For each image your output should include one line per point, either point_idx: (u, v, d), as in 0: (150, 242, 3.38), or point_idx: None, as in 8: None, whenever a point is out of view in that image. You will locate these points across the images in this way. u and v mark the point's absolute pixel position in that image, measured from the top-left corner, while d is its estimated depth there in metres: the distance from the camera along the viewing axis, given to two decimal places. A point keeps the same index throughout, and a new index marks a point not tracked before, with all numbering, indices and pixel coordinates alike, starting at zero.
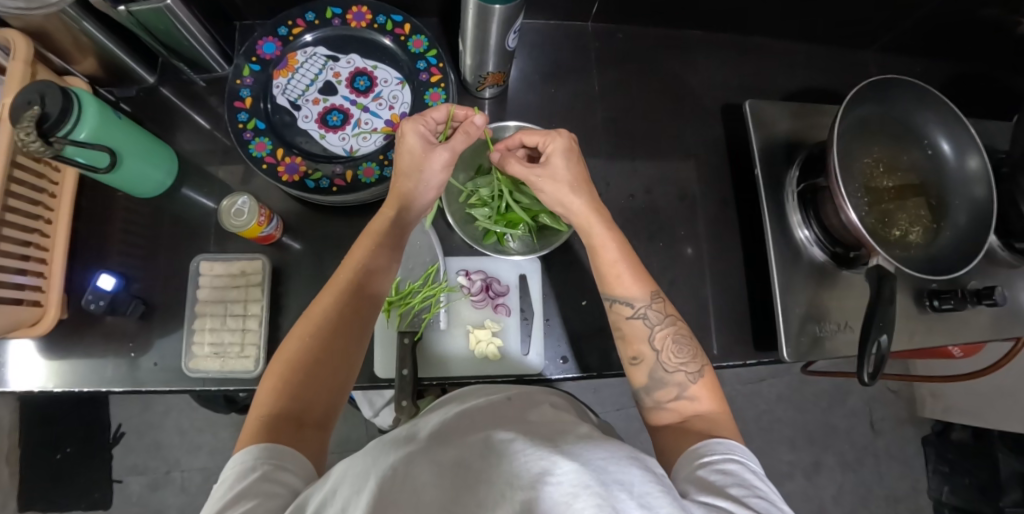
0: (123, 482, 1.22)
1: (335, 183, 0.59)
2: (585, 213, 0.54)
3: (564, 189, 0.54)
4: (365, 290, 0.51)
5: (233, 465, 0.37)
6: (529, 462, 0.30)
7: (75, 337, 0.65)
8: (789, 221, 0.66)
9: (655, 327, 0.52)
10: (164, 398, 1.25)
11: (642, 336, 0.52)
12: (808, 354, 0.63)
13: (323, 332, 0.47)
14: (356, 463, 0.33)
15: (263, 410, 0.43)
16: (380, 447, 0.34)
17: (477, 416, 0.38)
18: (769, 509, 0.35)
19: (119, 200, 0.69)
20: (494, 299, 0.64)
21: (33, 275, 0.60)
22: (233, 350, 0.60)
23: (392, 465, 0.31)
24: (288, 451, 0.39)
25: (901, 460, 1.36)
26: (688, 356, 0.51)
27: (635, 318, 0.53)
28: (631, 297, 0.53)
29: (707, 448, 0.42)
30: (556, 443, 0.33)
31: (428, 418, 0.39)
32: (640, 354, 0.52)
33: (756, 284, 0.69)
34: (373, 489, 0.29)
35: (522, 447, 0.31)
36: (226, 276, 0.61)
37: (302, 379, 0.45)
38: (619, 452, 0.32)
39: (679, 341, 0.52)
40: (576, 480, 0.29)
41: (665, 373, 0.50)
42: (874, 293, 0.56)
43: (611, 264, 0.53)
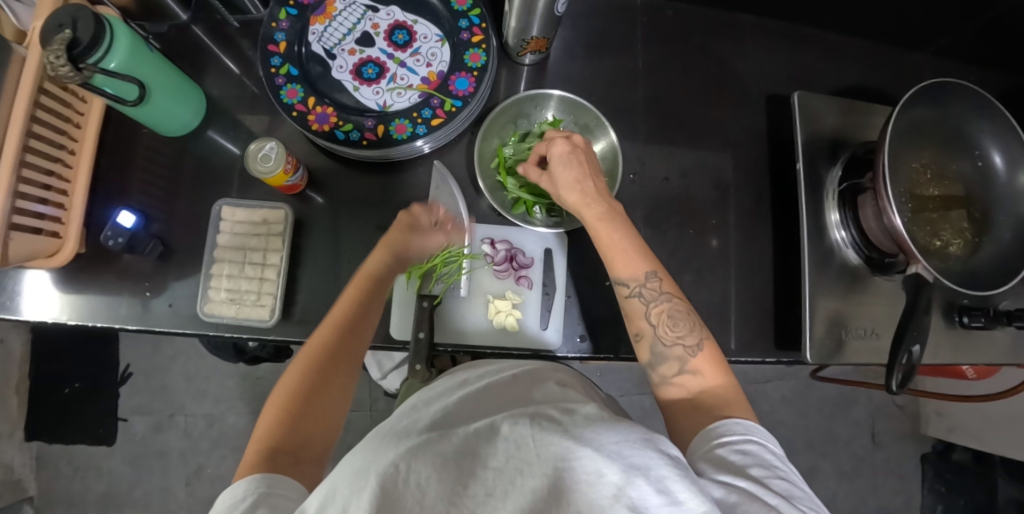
0: (127, 421, 1.24)
1: (365, 137, 0.58)
2: (576, 206, 0.53)
3: (563, 186, 0.53)
4: (359, 325, 0.51)
5: (222, 500, 0.35)
6: (541, 447, 0.29)
7: (90, 272, 0.64)
8: (827, 221, 0.64)
9: (651, 304, 0.50)
10: (172, 342, 1.26)
11: (640, 314, 0.51)
12: (830, 358, 0.62)
13: (320, 367, 0.47)
14: (352, 461, 0.31)
15: (264, 442, 0.41)
16: (380, 442, 0.33)
17: (477, 405, 0.37)
18: (789, 490, 0.35)
19: (142, 138, 0.67)
20: (517, 271, 0.63)
21: (54, 206, 0.60)
22: (249, 297, 0.59)
23: (392, 460, 0.28)
24: (285, 479, 0.37)
25: (898, 475, 1.36)
26: (685, 329, 0.49)
27: (633, 297, 0.51)
28: (628, 277, 0.51)
29: (724, 428, 0.41)
30: (565, 427, 0.32)
31: (426, 409, 0.38)
32: (641, 331, 0.51)
33: (783, 282, 0.68)
34: (374, 486, 0.26)
35: (530, 435, 0.30)
36: (248, 223, 0.60)
37: (301, 412, 0.44)
38: (633, 434, 0.31)
39: (676, 316, 0.50)
40: (591, 467, 0.27)
41: (664, 347, 0.49)
42: (910, 302, 0.54)
43: (611, 247, 0.52)
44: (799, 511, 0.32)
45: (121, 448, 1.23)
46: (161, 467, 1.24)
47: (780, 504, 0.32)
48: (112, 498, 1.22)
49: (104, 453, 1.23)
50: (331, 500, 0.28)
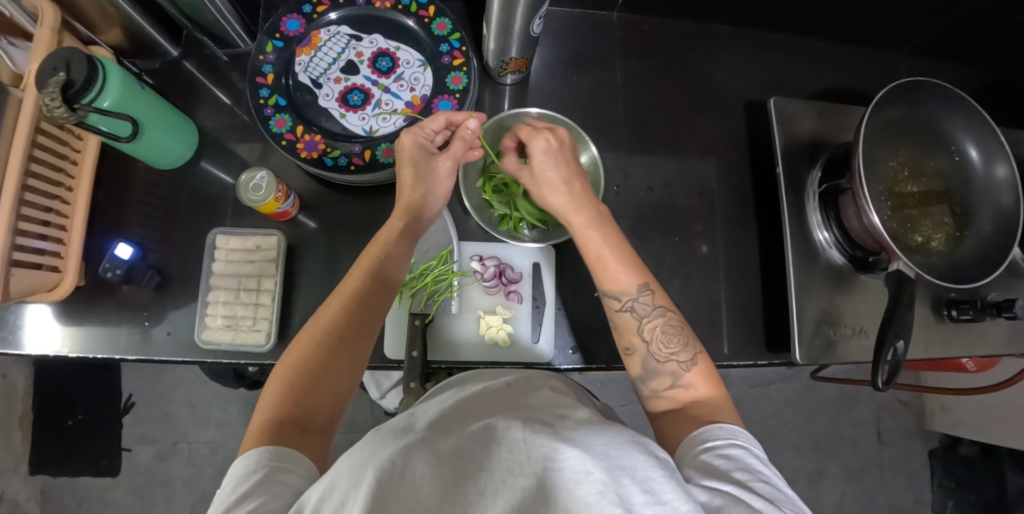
0: (131, 451, 1.24)
1: (353, 162, 0.60)
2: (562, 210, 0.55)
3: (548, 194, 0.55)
4: (370, 298, 0.51)
5: (238, 468, 0.37)
6: (531, 448, 0.29)
7: (90, 304, 0.66)
8: (809, 223, 0.65)
9: (643, 319, 0.51)
10: (174, 370, 1.27)
11: (632, 329, 0.52)
12: (821, 357, 0.62)
13: (328, 339, 0.47)
14: (352, 455, 0.32)
15: (269, 412, 0.42)
16: (378, 438, 0.34)
17: (476, 404, 0.38)
18: (772, 493, 0.35)
19: (138, 172, 0.69)
20: (506, 286, 0.64)
21: (53, 241, 0.61)
22: (245, 323, 0.60)
23: (389, 456, 0.30)
24: (292, 454, 0.38)
25: (906, 473, 1.35)
26: (679, 345, 0.50)
27: (624, 311, 0.52)
28: (619, 290, 0.52)
29: (709, 433, 0.41)
30: (557, 429, 0.32)
31: (425, 408, 0.39)
32: (633, 346, 0.52)
33: (771, 284, 0.68)
34: (371, 481, 0.28)
35: (523, 435, 0.31)
36: (241, 250, 0.61)
37: (307, 385, 0.44)
38: (622, 437, 0.31)
39: (668, 332, 0.51)
40: (578, 466, 0.28)
41: (656, 363, 0.50)
42: (893, 298, 0.55)
43: (599, 260, 0.53)
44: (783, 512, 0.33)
45: (126, 478, 1.24)
46: (166, 497, 1.24)
47: (764, 507, 0.32)
48: None
49: (109, 484, 1.23)
50: (333, 493, 0.29)
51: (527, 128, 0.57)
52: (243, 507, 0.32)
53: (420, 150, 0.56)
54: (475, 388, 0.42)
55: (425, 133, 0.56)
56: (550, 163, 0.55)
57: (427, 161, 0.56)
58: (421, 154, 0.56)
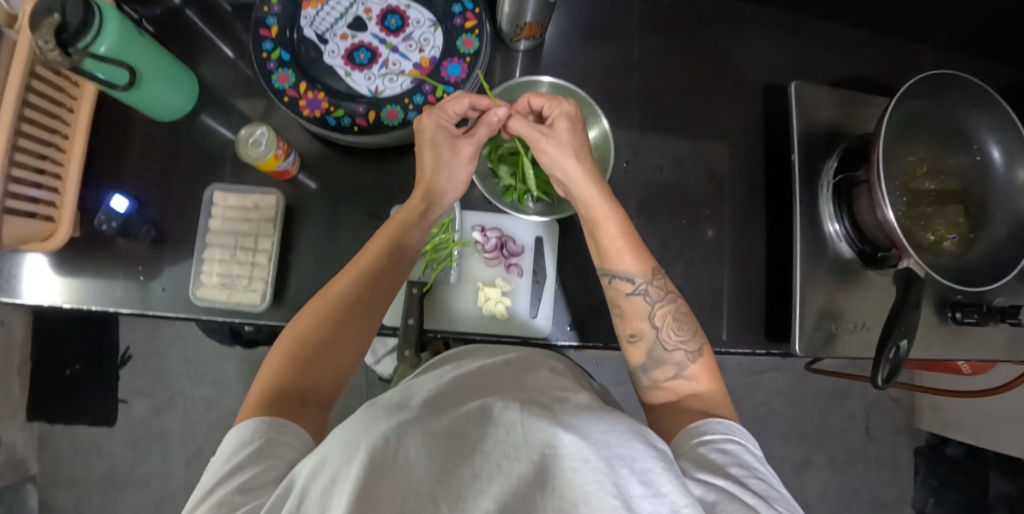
0: (128, 403, 1.26)
1: (356, 122, 0.57)
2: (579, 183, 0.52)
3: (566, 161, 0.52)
4: (381, 279, 0.50)
5: (233, 436, 0.37)
6: (529, 433, 0.29)
7: (85, 255, 0.65)
8: (820, 214, 0.64)
9: (656, 304, 0.51)
10: (171, 326, 1.28)
11: (641, 313, 0.51)
12: (820, 350, 0.62)
13: (336, 316, 0.47)
14: (345, 431, 0.32)
15: (271, 380, 0.43)
16: (372, 415, 0.33)
17: (474, 382, 0.38)
18: (766, 492, 0.35)
19: (137, 123, 0.67)
20: (507, 259, 0.63)
21: (47, 190, 0.60)
22: (241, 282, 0.58)
23: (383, 433, 0.29)
24: (290, 426, 0.38)
25: (891, 468, 1.36)
26: (687, 334, 0.50)
27: (635, 294, 0.51)
28: (630, 272, 0.51)
29: (707, 427, 0.41)
30: (555, 414, 0.31)
31: (420, 384, 0.39)
32: (639, 331, 0.51)
33: (776, 273, 0.67)
34: (363, 458, 0.27)
35: (520, 419, 0.30)
36: (238, 208, 0.59)
37: (310, 359, 0.44)
38: (622, 426, 0.30)
39: (680, 318, 0.50)
40: (576, 453, 0.27)
41: (664, 352, 0.49)
42: (900, 296, 0.54)
43: (612, 238, 0.52)
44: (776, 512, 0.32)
45: (123, 429, 1.26)
46: (161, 449, 1.26)
47: (758, 505, 0.32)
48: (113, 477, 1.25)
49: (106, 433, 1.25)
50: (324, 469, 0.29)
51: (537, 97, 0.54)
52: (240, 478, 0.33)
53: (443, 133, 0.53)
54: (473, 364, 0.42)
55: (446, 114, 0.53)
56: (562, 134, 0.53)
57: (447, 145, 0.53)
58: (442, 138, 0.53)
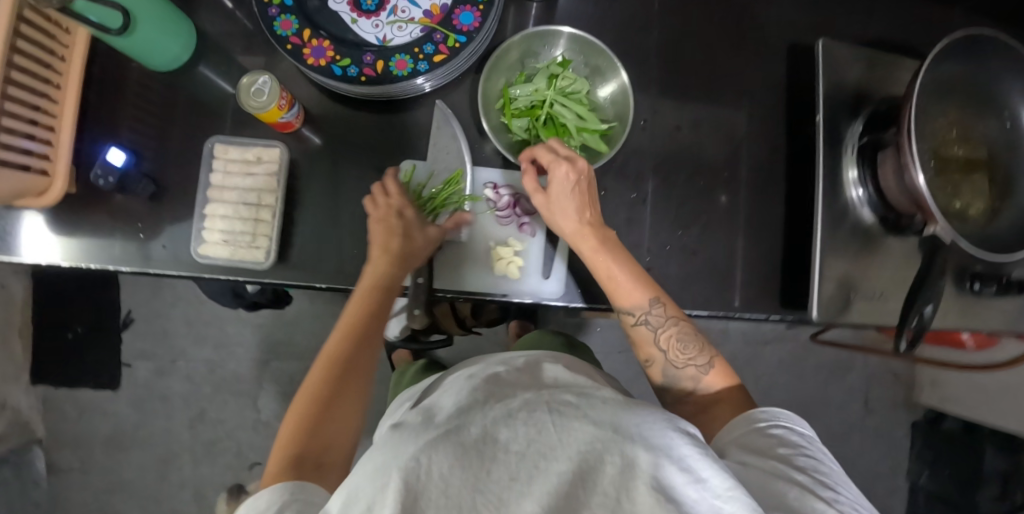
0: (131, 366, 1.26)
1: (364, 72, 0.54)
2: (574, 235, 0.54)
3: (563, 217, 0.54)
4: (370, 333, 0.51)
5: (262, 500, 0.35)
6: (561, 432, 0.28)
7: (81, 209, 0.63)
8: (844, 178, 0.62)
9: (659, 330, 0.52)
10: (173, 288, 1.27)
11: (648, 340, 0.53)
12: (836, 317, 0.60)
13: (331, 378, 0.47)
14: (369, 452, 0.30)
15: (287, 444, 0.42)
16: (393, 432, 0.31)
17: (494, 387, 0.36)
18: (813, 466, 0.39)
19: (132, 71, 0.64)
20: (520, 218, 0.60)
21: (39, 142, 0.58)
22: (244, 239, 0.56)
23: (411, 452, 0.27)
24: (312, 487, 0.38)
25: (888, 441, 1.38)
26: (695, 351, 0.52)
27: (639, 325, 0.53)
28: (632, 306, 0.53)
29: (754, 416, 0.45)
30: (585, 404, 0.31)
31: (439, 396, 0.37)
32: (651, 357, 0.53)
33: (793, 239, 0.66)
34: (396, 484, 0.25)
35: (550, 416, 0.29)
36: (240, 162, 0.57)
37: (317, 421, 0.44)
38: (654, 414, 0.30)
39: (684, 339, 0.52)
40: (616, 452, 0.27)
41: (676, 370, 0.52)
42: (925, 266, 0.53)
43: (612, 277, 0.53)
44: (825, 487, 0.36)
45: (126, 391, 1.26)
46: (164, 411, 1.27)
47: (805, 480, 0.37)
48: (118, 439, 1.26)
49: (109, 395, 1.26)
50: (356, 500, 0.27)
51: (545, 144, 0.54)
52: None
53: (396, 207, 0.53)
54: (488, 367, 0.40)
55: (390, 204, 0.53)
56: (567, 193, 0.53)
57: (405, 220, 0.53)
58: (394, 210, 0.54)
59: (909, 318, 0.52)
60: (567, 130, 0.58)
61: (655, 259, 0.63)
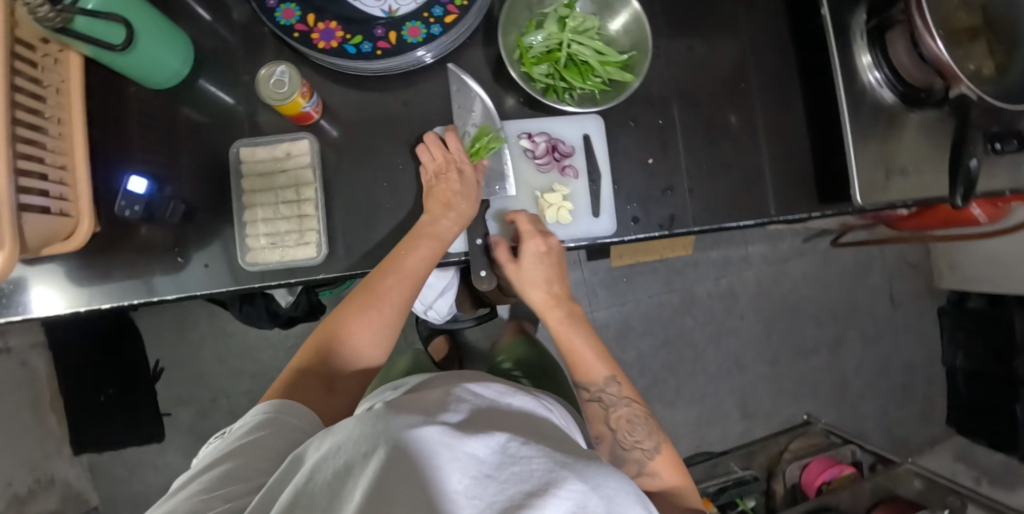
0: (171, 415, 1.27)
1: (378, 46, 0.56)
2: (543, 305, 0.64)
3: (535, 284, 0.62)
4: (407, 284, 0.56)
5: (252, 416, 0.44)
6: (540, 469, 0.28)
7: (109, 247, 0.61)
8: (858, 65, 0.61)
9: (611, 407, 0.58)
10: (198, 328, 1.27)
11: (601, 417, 0.58)
12: (881, 197, 0.60)
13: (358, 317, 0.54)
14: (358, 419, 0.32)
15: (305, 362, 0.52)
16: (382, 410, 0.33)
17: (489, 416, 0.37)
18: None
19: (131, 100, 0.63)
20: (560, 161, 0.65)
21: (54, 183, 0.55)
22: (291, 238, 0.59)
23: (394, 439, 0.28)
24: (295, 407, 0.45)
25: (919, 331, 1.43)
26: (643, 434, 0.56)
27: (592, 400, 0.59)
28: (589, 380, 0.60)
29: None
30: (571, 459, 0.30)
31: (436, 398, 0.38)
32: (601, 434, 0.58)
33: (818, 134, 0.66)
34: (370, 465, 0.26)
35: (534, 456, 0.29)
36: (270, 161, 0.60)
37: (345, 344, 0.54)
38: (632, 484, 0.30)
39: (634, 421, 0.57)
40: (582, 501, 0.26)
41: (622, 451, 0.56)
42: (961, 120, 0.55)
43: (578, 354, 0.61)
44: None
45: (174, 439, 1.27)
46: None
47: None
48: None
49: (156, 447, 1.26)
50: (335, 457, 0.29)
51: (524, 215, 0.62)
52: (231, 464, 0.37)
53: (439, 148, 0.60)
54: (484, 396, 0.41)
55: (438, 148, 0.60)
56: (537, 264, 0.61)
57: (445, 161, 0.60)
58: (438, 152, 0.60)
59: (958, 181, 0.54)
60: (587, 67, 0.61)
61: (694, 182, 0.65)
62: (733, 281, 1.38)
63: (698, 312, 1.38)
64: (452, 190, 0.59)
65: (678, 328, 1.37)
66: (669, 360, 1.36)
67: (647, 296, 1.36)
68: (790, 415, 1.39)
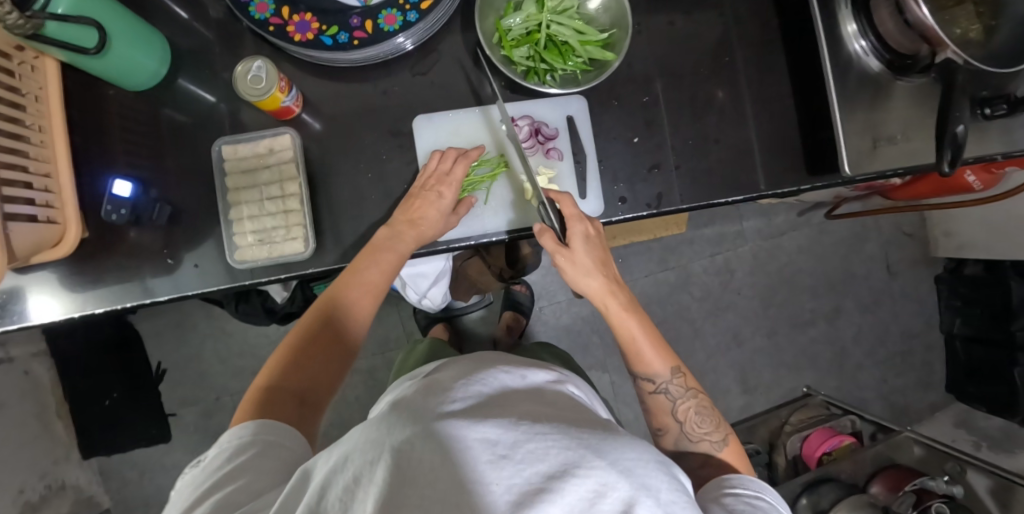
0: (177, 415, 1.29)
1: (355, 36, 0.56)
2: (600, 292, 0.57)
3: (587, 276, 0.57)
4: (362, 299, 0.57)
5: (230, 439, 0.42)
6: (559, 450, 0.30)
7: (97, 251, 0.61)
8: (842, 33, 0.60)
9: (678, 401, 0.58)
10: (198, 328, 1.28)
11: (666, 409, 0.59)
12: (868, 167, 0.60)
13: (318, 334, 0.54)
14: (369, 426, 0.33)
15: (272, 381, 0.50)
16: (389, 415, 0.35)
17: (497, 397, 0.38)
18: None
19: (111, 102, 0.62)
20: (545, 144, 0.65)
21: (40, 191, 0.55)
22: (278, 234, 0.59)
23: (406, 437, 0.30)
24: (281, 427, 0.44)
25: (916, 299, 1.43)
26: (711, 426, 0.57)
27: (658, 392, 0.59)
28: (653, 374, 0.58)
29: (737, 482, 0.48)
30: (587, 436, 0.33)
31: (447, 381, 0.39)
32: (666, 426, 0.59)
33: (805, 105, 0.66)
34: (389, 465, 0.28)
35: (552, 436, 0.32)
36: (253, 157, 0.60)
37: (306, 361, 0.53)
38: (648, 456, 0.33)
39: (701, 412, 0.58)
40: (602, 479, 0.29)
41: (690, 443, 0.57)
42: (947, 86, 0.54)
43: (637, 348, 0.58)
44: None
45: (181, 440, 1.28)
46: None
47: None
48: None
49: (165, 448, 1.28)
50: (345, 468, 0.30)
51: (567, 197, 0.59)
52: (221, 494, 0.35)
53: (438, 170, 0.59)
54: (498, 376, 0.42)
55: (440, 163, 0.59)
56: (584, 248, 0.57)
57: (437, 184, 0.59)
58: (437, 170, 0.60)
59: (945, 145, 0.54)
60: (567, 48, 0.61)
61: (681, 158, 0.65)
62: (730, 257, 1.39)
63: (695, 289, 1.38)
64: (424, 208, 0.59)
65: (676, 306, 1.37)
66: (667, 337, 1.37)
67: (644, 275, 1.36)
68: (790, 387, 1.40)
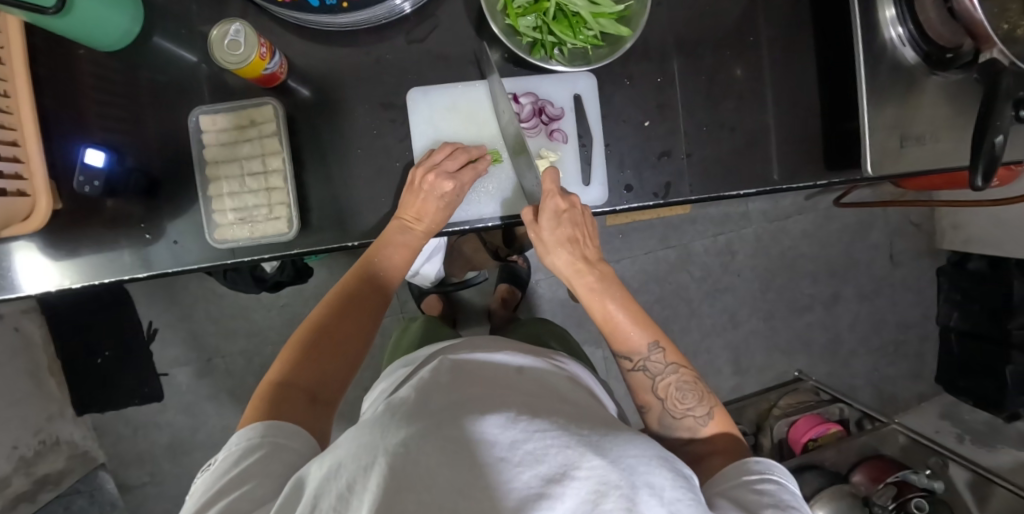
0: (169, 375, 1.27)
1: None
2: (570, 273, 0.57)
3: (560, 253, 0.57)
4: (363, 294, 0.55)
5: (238, 442, 0.41)
6: (557, 450, 0.28)
7: (73, 222, 0.57)
8: (878, 18, 0.55)
9: (658, 377, 0.54)
10: (188, 290, 1.25)
11: (647, 387, 0.55)
12: (889, 168, 0.57)
13: (324, 328, 0.52)
14: (361, 431, 0.32)
15: (279, 378, 0.48)
16: (384, 415, 0.33)
17: (492, 389, 0.36)
18: None
19: (82, 60, 0.57)
20: (549, 125, 0.61)
21: (8, 161, 0.51)
22: (260, 213, 0.57)
23: (400, 440, 0.28)
24: (288, 427, 0.42)
25: (915, 290, 1.42)
26: (694, 401, 0.53)
27: (636, 370, 0.55)
28: (630, 351, 0.55)
29: (748, 467, 0.45)
30: (587, 434, 0.31)
31: (441, 374, 0.37)
32: (648, 404, 0.55)
33: (829, 91, 0.61)
34: (382, 469, 0.26)
35: (552, 433, 0.30)
36: (232, 129, 0.56)
37: (315, 357, 0.50)
38: (650, 452, 0.31)
39: (682, 388, 0.54)
40: (601, 478, 0.27)
41: (673, 419, 0.54)
42: (989, 90, 0.50)
43: (617, 325, 0.56)
44: None
45: (172, 400, 1.28)
46: (215, 409, 1.29)
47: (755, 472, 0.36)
48: (179, 446, 1.28)
49: (156, 408, 1.27)
50: (338, 474, 0.28)
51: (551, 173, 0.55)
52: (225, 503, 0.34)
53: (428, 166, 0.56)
54: (493, 368, 0.40)
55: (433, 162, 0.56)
56: (564, 225, 0.56)
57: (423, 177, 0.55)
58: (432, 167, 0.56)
59: (981, 156, 0.50)
60: (577, 20, 0.55)
61: (692, 146, 0.61)
62: (733, 238, 1.36)
63: (694, 269, 1.36)
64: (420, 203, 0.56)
65: (674, 286, 1.35)
66: (664, 316, 1.36)
67: (643, 253, 1.34)
68: (782, 371, 1.41)
